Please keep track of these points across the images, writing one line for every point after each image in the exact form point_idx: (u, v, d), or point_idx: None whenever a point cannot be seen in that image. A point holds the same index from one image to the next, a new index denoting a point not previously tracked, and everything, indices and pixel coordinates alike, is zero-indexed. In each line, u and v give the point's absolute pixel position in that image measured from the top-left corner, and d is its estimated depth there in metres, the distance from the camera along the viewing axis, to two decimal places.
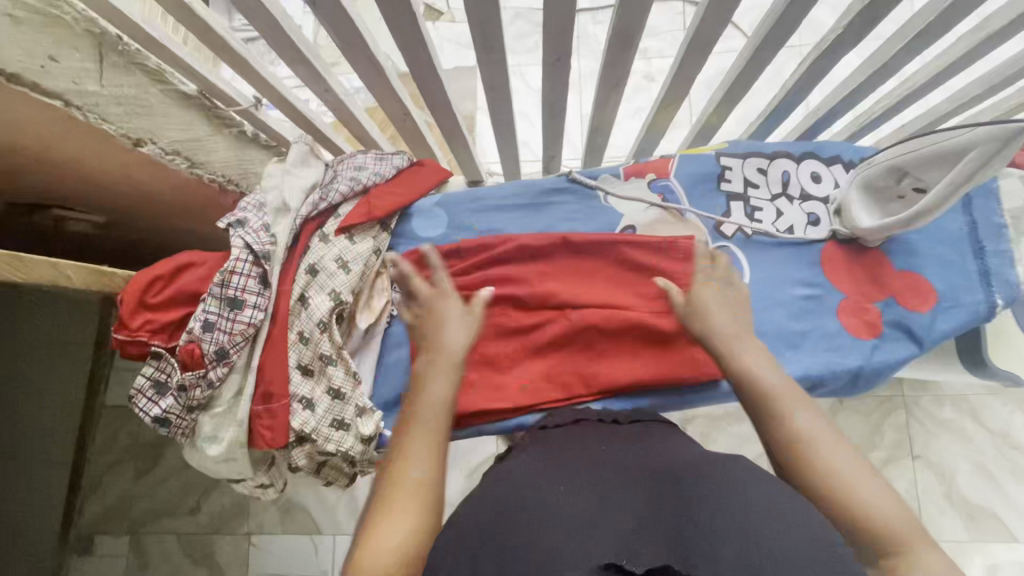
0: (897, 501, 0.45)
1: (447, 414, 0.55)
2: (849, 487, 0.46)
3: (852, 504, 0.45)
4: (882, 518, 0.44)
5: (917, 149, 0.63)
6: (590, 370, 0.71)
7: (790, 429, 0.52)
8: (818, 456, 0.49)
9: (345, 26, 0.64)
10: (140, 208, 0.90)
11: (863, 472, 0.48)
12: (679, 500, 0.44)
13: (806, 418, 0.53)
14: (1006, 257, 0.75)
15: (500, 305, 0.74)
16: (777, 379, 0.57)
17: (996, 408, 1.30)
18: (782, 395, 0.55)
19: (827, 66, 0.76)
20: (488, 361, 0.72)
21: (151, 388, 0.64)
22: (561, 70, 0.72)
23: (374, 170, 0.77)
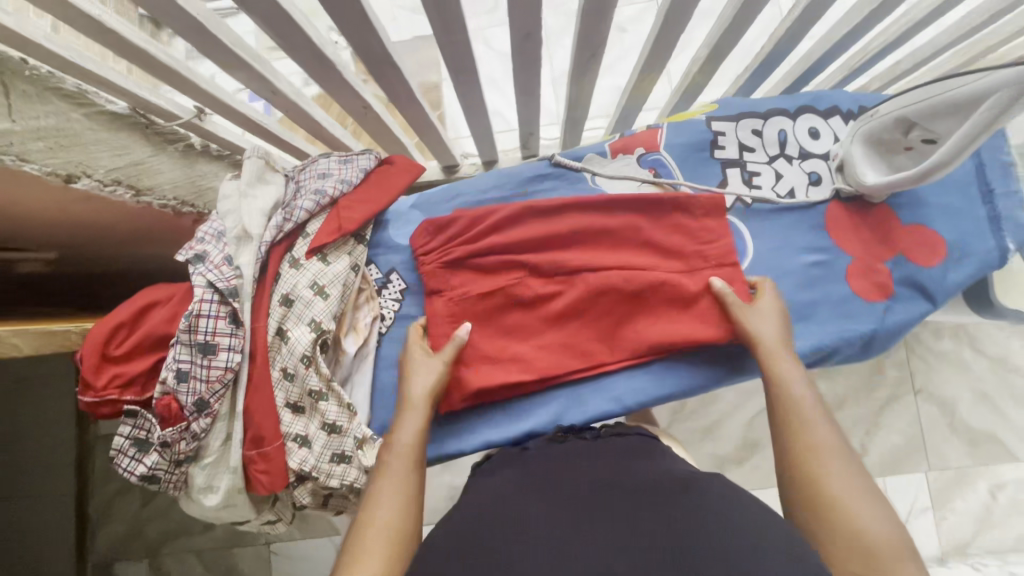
0: (898, 530, 0.45)
1: (420, 453, 0.56)
2: (850, 505, 0.46)
3: (851, 525, 0.45)
4: (879, 541, 0.44)
5: (926, 97, 0.59)
6: (610, 339, 0.69)
7: (800, 435, 0.53)
8: (825, 469, 0.49)
9: (283, 22, 0.56)
10: (99, 240, 0.82)
11: (871, 495, 0.47)
12: (656, 513, 0.43)
13: (822, 431, 0.53)
14: (1017, 198, 0.71)
15: (518, 270, 0.68)
16: (803, 384, 0.57)
17: (994, 335, 1.30)
18: (803, 403, 0.55)
19: (820, 9, 0.69)
20: (507, 333, 0.68)
21: (133, 446, 0.59)
22: (531, 46, 0.65)
23: (339, 177, 0.70)
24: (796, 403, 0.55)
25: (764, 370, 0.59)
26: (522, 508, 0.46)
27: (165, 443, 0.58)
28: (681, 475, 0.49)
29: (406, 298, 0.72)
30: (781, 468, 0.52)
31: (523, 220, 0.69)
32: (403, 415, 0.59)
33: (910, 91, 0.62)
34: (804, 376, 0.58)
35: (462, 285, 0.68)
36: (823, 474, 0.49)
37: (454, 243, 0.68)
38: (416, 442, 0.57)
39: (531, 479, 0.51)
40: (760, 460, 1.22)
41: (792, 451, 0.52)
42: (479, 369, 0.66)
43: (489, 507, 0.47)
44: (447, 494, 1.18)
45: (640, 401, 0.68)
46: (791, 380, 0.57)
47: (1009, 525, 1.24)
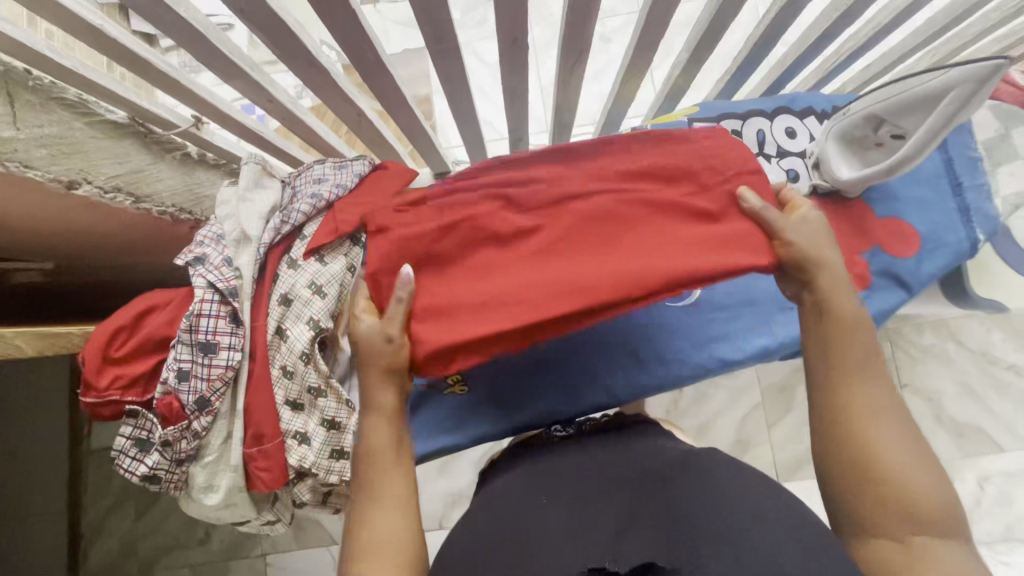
0: (941, 493, 0.47)
1: (398, 450, 0.53)
2: (901, 473, 0.47)
3: (900, 489, 0.46)
4: (924, 505, 0.46)
5: (893, 95, 0.62)
6: (600, 265, 0.53)
7: (855, 395, 0.50)
8: (878, 432, 0.49)
9: (280, 31, 0.58)
10: (97, 247, 0.83)
11: (920, 459, 0.48)
12: (660, 501, 0.45)
13: (875, 390, 0.51)
14: (983, 190, 0.75)
15: (491, 203, 0.59)
16: (857, 332, 0.52)
17: (975, 329, 1.33)
18: (855, 358, 0.52)
19: (791, 15, 0.73)
20: (471, 278, 0.56)
21: (134, 446, 0.60)
22: (518, 52, 0.67)
23: (336, 182, 0.72)
24: (846, 356, 0.52)
25: (811, 307, 0.54)
26: (527, 498, 0.47)
27: (166, 442, 0.60)
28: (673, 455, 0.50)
29: None
30: (828, 423, 0.51)
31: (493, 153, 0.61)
32: (367, 417, 0.54)
33: (878, 90, 0.65)
34: (859, 318, 0.53)
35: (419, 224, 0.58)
36: (878, 439, 0.48)
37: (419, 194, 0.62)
38: (395, 441, 0.54)
39: (536, 468, 0.52)
40: (752, 457, 1.24)
41: (842, 410, 0.50)
42: (447, 317, 0.54)
43: (496, 503, 0.48)
44: (445, 498, 1.19)
45: (632, 393, 0.70)
46: (847, 334, 0.52)
47: (998, 515, 1.26)
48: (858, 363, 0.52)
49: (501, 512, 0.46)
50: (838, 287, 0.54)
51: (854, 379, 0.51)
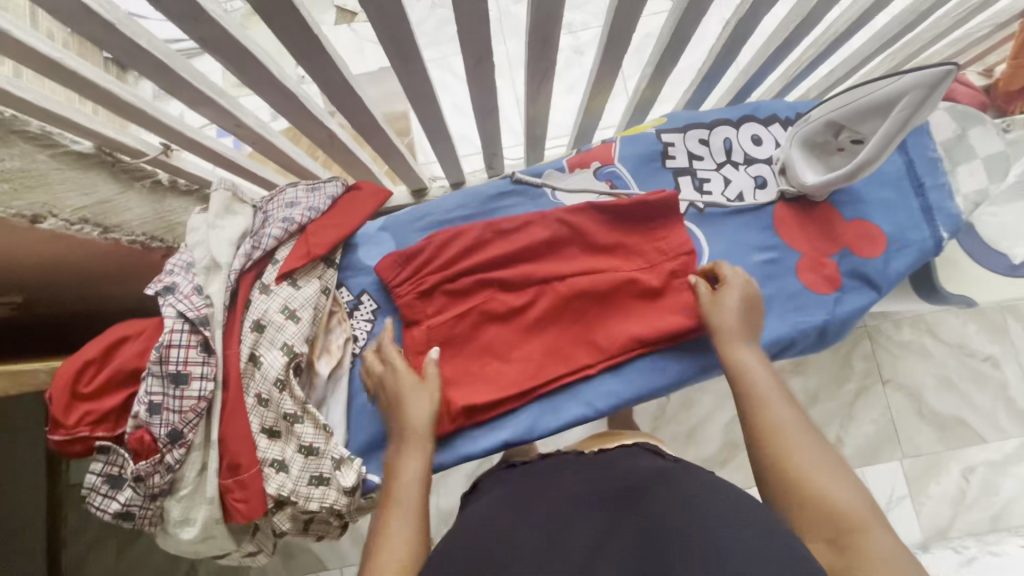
0: (863, 495, 0.47)
1: (420, 489, 0.54)
2: (817, 477, 0.48)
3: (817, 491, 0.47)
4: (845, 505, 0.45)
5: (849, 102, 0.64)
6: (575, 338, 0.71)
7: (766, 414, 0.54)
8: (791, 443, 0.51)
9: (244, 59, 0.58)
10: (77, 282, 0.81)
11: (835, 465, 0.49)
12: (639, 513, 0.44)
13: (786, 409, 0.54)
14: (945, 189, 0.77)
15: (486, 288, 0.71)
16: (763, 370, 0.59)
17: (951, 322, 1.36)
18: (765, 387, 0.57)
19: (751, 26, 0.75)
20: (480, 354, 0.70)
21: (105, 483, 0.59)
22: (485, 71, 0.68)
23: (307, 205, 0.72)
24: (757, 388, 0.57)
25: (726, 361, 0.61)
26: (504, 522, 0.46)
27: (138, 477, 0.58)
28: (649, 471, 0.51)
29: (378, 318, 0.74)
30: (751, 450, 0.54)
31: (489, 243, 0.72)
32: (409, 449, 0.58)
33: (835, 98, 0.67)
34: (762, 364, 0.60)
35: (431, 308, 0.70)
36: (791, 449, 0.50)
37: (420, 274, 0.71)
38: (422, 474, 0.56)
39: (514, 493, 0.51)
40: (741, 460, 1.24)
41: (759, 433, 0.53)
42: (461, 387, 0.68)
43: (476, 521, 0.48)
44: (435, 517, 1.17)
45: (610, 403, 0.70)
46: (751, 370, 0.59)
47: (983, 505, 1.28)
48: (765, 389, 0.56)
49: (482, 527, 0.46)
50: (740, 336, 0.63)
51: (763, 401, 0.55)
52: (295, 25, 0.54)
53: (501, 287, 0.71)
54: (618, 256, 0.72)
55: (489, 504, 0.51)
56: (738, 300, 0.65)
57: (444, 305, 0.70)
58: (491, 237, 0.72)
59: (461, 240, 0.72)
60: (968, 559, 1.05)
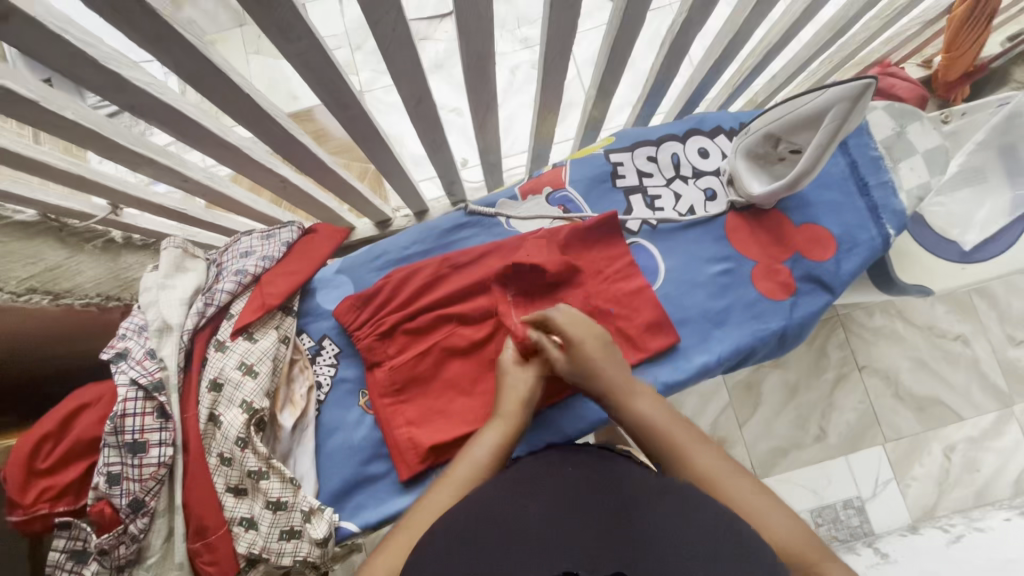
0: (795, 517, 0.43)
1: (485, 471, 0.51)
2: (757, 519, 0.43)
3: (764, 533, 0.42)
4: (792, 538, 0.42)
5: (785, 114, 0.66)
6: None
7: (685, 467, 0.47)
8: (722, 491, 0.45)
9: (181, 122, 0.58)
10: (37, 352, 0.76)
11: (764, 494, 0.45)
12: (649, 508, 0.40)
13: (703, 452, 0.48)
14: (888, 187, 0.79)
15: (447, 324, 0.71)
16: (663, 412, 0.52)
17: (920, 305, 1.38)
18: (674, 432, 0.50)
19: (686, 44, 0.77)
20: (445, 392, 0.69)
21: (70, 559, 0.57)
22: (427, 110, 0.69)
23: (261, 254, 0.71)
24: (667, 434, 0.50)
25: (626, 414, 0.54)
26: (510, 506, 0.42)
27: (102, 550, 0.57)
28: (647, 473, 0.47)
29: (341, 362, 0.74)
30: None
31: (447, 277, 0.73)
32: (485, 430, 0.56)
33: (771, 110, 0.68)
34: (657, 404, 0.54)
35: (395, 348, 0.71)
36: (724, 497, 0.44)
37: (381, 313, 0.71)
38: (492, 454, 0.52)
39: (517, 477, 0.46)
40: None
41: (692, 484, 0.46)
42: (429, 426, 0.67)
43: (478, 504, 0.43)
44: None
45: (579, 428, 0.71)
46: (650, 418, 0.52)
47: (966, 482, 1.30)
48: (668, 433, 0.50)
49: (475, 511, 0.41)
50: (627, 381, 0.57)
51: (675, 454, 0.48)
52: (227, 86, 0.54)
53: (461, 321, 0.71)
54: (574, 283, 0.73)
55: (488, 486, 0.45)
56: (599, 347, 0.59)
57: (407, 343, 0.71)
58: (449, 270, 0.74)
59: (419, 278, 0.73)
60: (956, 537, 1.05)
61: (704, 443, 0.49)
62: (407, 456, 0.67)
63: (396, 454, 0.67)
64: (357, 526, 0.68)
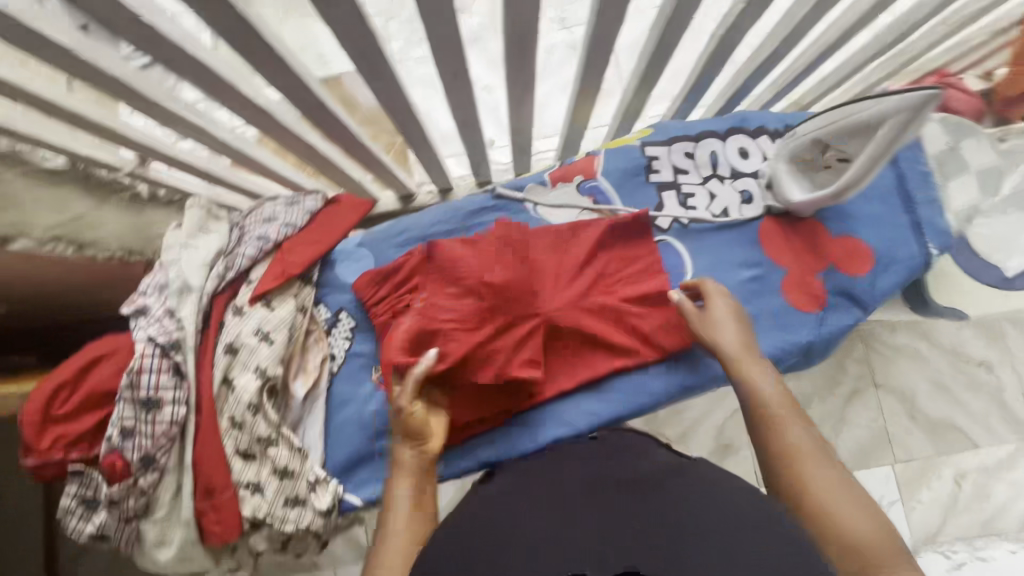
0: (882, 521, 0.44)
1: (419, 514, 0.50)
2: (832, 500, 0.45)
3: (836, 518, 0.44)
4: (868, 533, 0.43)
5: (836, 121, 0.63)
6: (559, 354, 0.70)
7: (779, 434, 0.52)
8: (808, 464, 0.48)
9: (213, 79, 0.57)
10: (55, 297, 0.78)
11: (854, 491, 0.47)
12: (651, 505, 0.42)
13: (801, 431, 0.52)
14: (935, 205, 0.75)
15: None
16: (773, 390, 0.56)
17: (947, 327, 1.34)
18: (779, 404, 0.55)
19: (738, 36, 0.73)
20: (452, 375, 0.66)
21: (80, 506, 0.58)
22: (462, 85, 0.67)
23: (284, 221, 0.71)
24: (769, 405, 0.55)
25: (737, 379, 0.59)
26: (510, 511, 0.44)
27: (112, 501, 0.57)
28: (653, 467, 0.48)
29: (356, 336, 0.73)
30: (767, 466, 0.51)
31: (470, 257, 0.71)
32: (396, 476, 0.54)
33: (821, 114, 0.65)
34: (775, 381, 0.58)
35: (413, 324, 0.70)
36: (807, 470, 0.48)
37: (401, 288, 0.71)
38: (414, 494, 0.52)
39: (519, 484, 0.49)
40: (732, 464, 1.23)
41: (774, 453, 0.51)
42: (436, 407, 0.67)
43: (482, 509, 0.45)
44: None
45: (592, 424, 0.68)
46: (760, 387, 0.57)
47: (974, 510, 1.27)
48: (773, 406, 0.55)
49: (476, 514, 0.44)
50: (748, 354, 0.61)
51: (775, 422, 0.53)
52: (264, 44, 0.52)
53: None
54: (596, 273, 0.72)
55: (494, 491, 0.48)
56: (727, 317, 0.64)
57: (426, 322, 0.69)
58: (474, 249, 0.72)
59: (443, 258, 0.72)
60: (959, 565, 1.03)
61: (808, 425, 0.53)
62: None
63: None
64: (360, 500, 0.68)
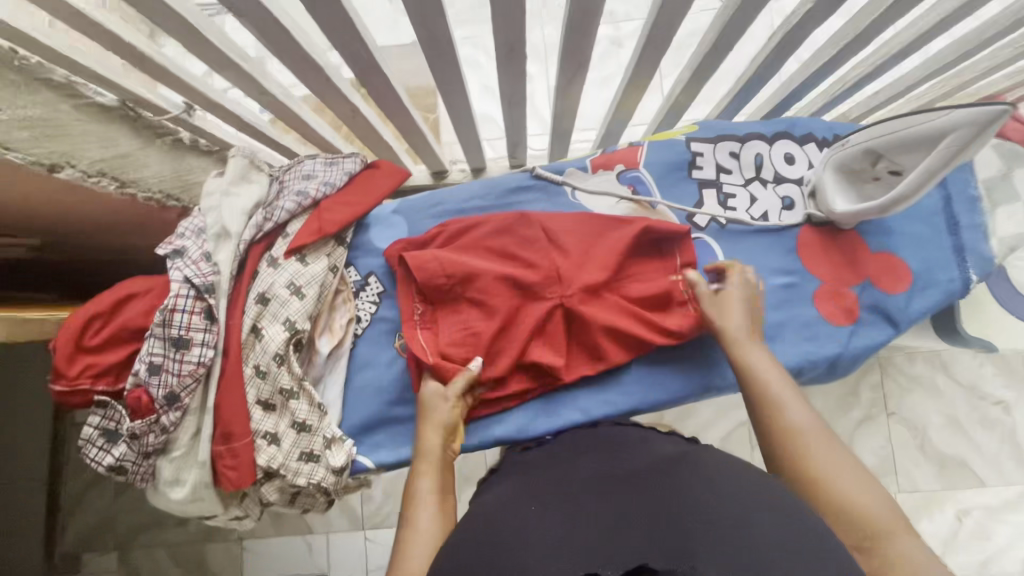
0: (882, 492, 0.47)
1: (438, 506, 0.53)
2: (837, 477, 0.48)
3: (845, 494, 0.47)
4: (869, 506, 0.46)
5: (891, 132, 0.62)
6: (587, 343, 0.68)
7: (780, 416, 0.53)
8: (811, 444, 0.50)
9: (270, 28, 0.57)
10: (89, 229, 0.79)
11: (856, 466, 0.49)
12: (662, 498, 0.41)
13: (800, 410, 0.54)
14: (980, 230, 0.74)
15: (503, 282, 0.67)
16: (775, 373, 0.57)
17: (966, 362, 1.31)
18: (778, 384, 0.56)
19: (798, 39, 0.72)
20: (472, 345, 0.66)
21: (101, 437, 0.59)
22: (516, 61, 0.66)
23: (324, 179, 0.71)
24: (769, 389, 0.56)
25: (738, 366, 0.59)
26: (517, 506, 0.44)
27: (133, 434, 0.58)
28: (664, 453, 0.49)
29: (383, 301, 0.73)
30: (770, 449, 0.53)
31: (508, 233, 0.71)
32: (417, 468, 0.57)
33: (876, 123, 0.64)
34: (774, 363, 0.59)
35: (444, 296, 0.68)
36: (812, 451, 0.50)
37: (426, 260, 0.67)
38: (435, 490, 0.55)
39: (530, 481, 0.49)
40: None
41: (778, 440, 0.52)
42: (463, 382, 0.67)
43: (492, 505, 0.46)
44: None
45: (607, 413, 0.69)
46: (762, 369, 0.58)
47: (974, 549, 1.25)
48: (772, 386, 0.56)
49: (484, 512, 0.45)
50: (750, 335, 0.61)
51: (776, 403, 0.54)
52: None
53: (512, 282, 0.67)
54: (630, 265, 0.70)
55: (505, 489, 0.48)
56: (735, 301, 0.64)
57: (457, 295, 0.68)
58: (515, 226, 0.71)
59: (478, 232, 0.71)
60: None
61: (805, 402, 0.54)
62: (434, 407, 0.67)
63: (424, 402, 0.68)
64: (372, 463, 0.69)
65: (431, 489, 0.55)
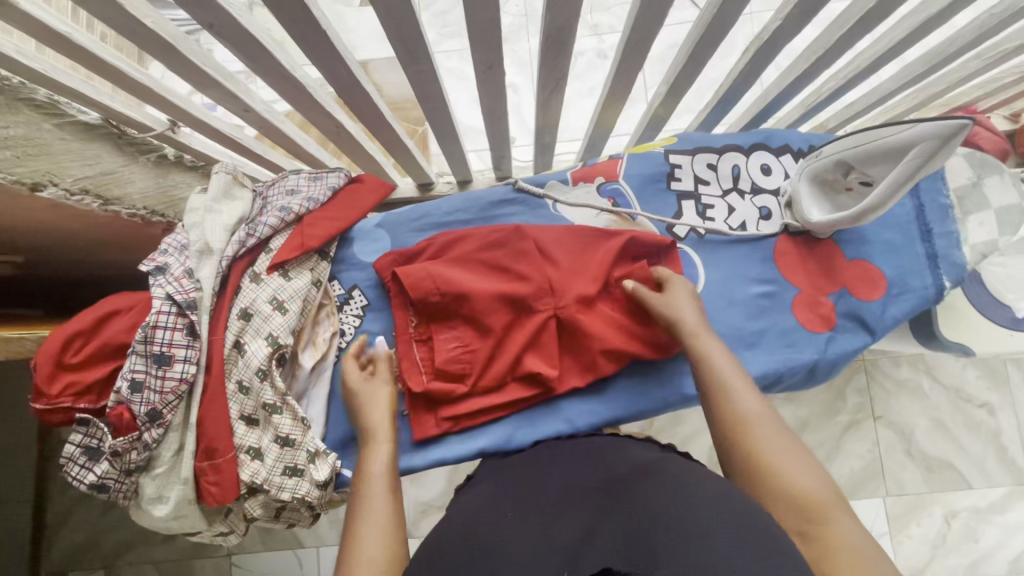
0: (826, 479, 0.47)
1: (391, 487, 0.54)
2: (780, 464, 0.48)
3: (786, 481, 0.47)
4: (810, 491, 0.46)
5: (862, 143, 0.63)
6: (583, 360, 0.69)
7: (729, 405, 0.54)
8: (756, 434, 0.51)
9: (250, 46, 0.57)
10: (73, 246, 0.79)
11: (800, 453, 0.49)
12: (623, 508, 0.43)
13: (749, 399, 0.54)
14: (953, 237, 0.75)
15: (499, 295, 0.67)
16: (729, 366, 0.57)
17: (950, 364, 1.33)
18: (728, 375, 0.56)
19: (771, 53, 0.74)
20: (465, 364, 0.67)
21: (83, 454, 0.59)
22: (495, 77, 0.68)
23: (307, 194, 0.72)
24: (724, 382, 0.56)
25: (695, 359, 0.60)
26: (489, 515, 0.45)
27: (116, 452, 0.58)
28: (637, 461, 0.49)
29: (367, 315, 0.74)
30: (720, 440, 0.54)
31: (501, 246, 0.71)
32: (369, 449, 0.58)
33: (847, 136, 0.66)
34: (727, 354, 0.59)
35: (433, 307, 0.68)
36: (756, 440, 0.51)
37: (418, 276, 0.67)
38: (388, 470, 0.56)
39: (504, 489, 0.49)
40: None
41: (728, 432, 0.53)
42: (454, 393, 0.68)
43: (466, 512, 0.46)
44: (419, 507, 1.13)
45: (591, 423, 0.70)
46: (715, 359, 0.58)
47: (961, 551, 1.27)
48: (723, 378, 0.56)
49: (459, 520, 0.45)
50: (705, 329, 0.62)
51: (726, 393, 0.55)
52: (305, 16, 0.53)
53: (506, 295, 0.67)
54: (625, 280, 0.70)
55: (481, 496, 0.49)
56: (685, 294, 0.65)
57: (450, 311, 0.68)
58: (509, 240, 0.71)
59: (466, 245, 0.72)
60: None
61: (756, 393, 0.55)
62: (424, 417, 0.69)
63: (413, 415, 0.69)
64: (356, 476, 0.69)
65: (385, 467, 0.56)
